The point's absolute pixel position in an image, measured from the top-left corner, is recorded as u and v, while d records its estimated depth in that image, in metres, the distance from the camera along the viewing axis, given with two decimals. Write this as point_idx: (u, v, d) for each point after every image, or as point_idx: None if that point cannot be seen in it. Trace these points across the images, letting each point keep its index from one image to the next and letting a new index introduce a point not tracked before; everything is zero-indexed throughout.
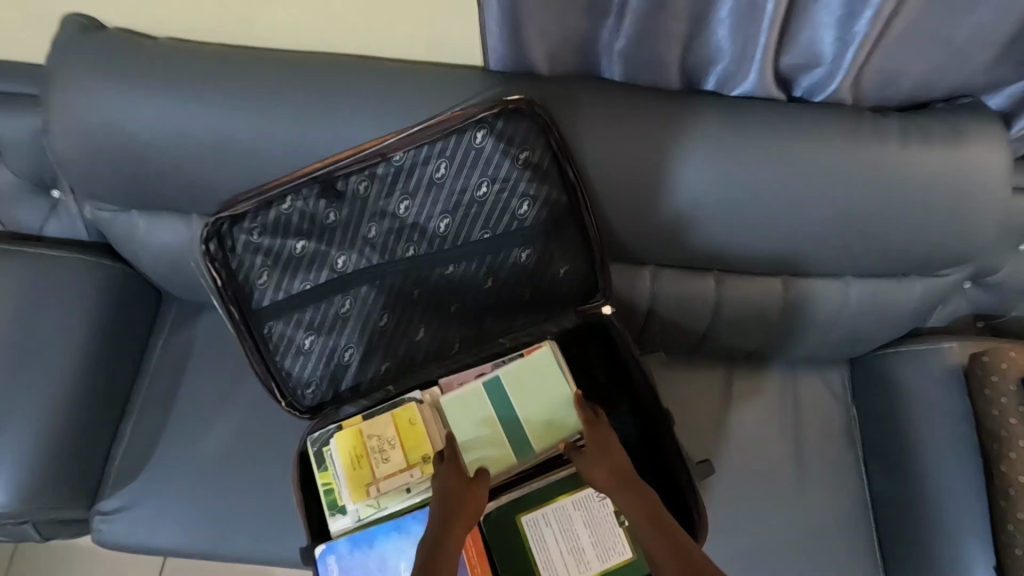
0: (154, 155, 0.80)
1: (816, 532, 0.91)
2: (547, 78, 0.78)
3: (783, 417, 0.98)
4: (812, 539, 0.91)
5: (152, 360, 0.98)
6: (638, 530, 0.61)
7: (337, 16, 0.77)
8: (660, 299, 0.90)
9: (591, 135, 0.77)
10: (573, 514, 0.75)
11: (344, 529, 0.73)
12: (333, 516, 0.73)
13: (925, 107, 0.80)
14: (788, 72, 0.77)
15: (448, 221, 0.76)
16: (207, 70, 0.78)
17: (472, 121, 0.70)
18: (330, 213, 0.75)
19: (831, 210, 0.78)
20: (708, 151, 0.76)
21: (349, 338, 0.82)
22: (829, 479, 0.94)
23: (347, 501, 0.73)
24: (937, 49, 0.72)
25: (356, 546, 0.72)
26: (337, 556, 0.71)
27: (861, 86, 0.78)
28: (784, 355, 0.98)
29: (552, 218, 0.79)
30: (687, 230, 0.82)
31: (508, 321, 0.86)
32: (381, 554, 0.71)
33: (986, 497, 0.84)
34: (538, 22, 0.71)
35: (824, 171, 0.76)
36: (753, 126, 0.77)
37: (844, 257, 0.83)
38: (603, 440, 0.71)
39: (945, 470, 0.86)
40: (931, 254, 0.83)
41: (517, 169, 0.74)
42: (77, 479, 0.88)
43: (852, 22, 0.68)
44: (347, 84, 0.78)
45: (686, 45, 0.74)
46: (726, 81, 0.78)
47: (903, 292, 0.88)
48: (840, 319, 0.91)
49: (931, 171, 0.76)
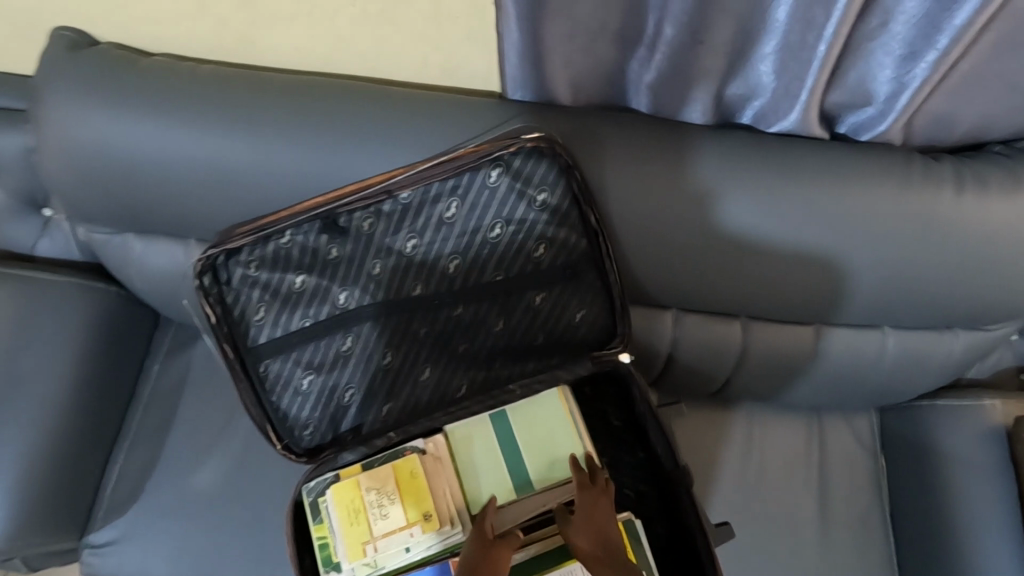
0: (147, 181, 0.75)
1: None
2: (569, 109, 0.72)
3: (807, 468, 0.93)
4: None
5: (148, 386, 0.95)
6: None
7: (345, 37, 0.71)
8: (682, 344, 0.84)
9: (615, 174, 0.71)
10: None
11: None
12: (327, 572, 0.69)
13: (981, 150, 0.74)
14: (832, 110, 0.71)
15: (459, 261, 0.71)
16: (204, 92, 0.73)
17: (487, 158, 0.65)
18: (332, 248, 0.69)
19: (873, 262, 0.72)
20: (742, 195, 0.70)
21: (350, 378, 0.77)
22: (854, 537, 0.89)
23: (343, 559, 0.68)
24: (1002, 93, 0.66)
25: None
26: None
27: (913, 126, 0.71)
28: (809, 401, 0.92)
29: (569, 261, 0.73)
30: (715, 276, 0.76)
31: (518, 365, 0.80)
32: None
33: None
34: (563, 52, 0.65)
35: (868, 220, 0.70)
36: (792, 169, 0.70)
37: (884, 309, 0.77)
38: (596, 506, 0.69)
39: (982, 540, 0.81)
40: (980, 309, 0.76)
41: (534, 210, 0.69)
42: (66, 512, 0.85)
43: (911, 64, 0.62)
44: (353, 110, 0.72)
45: (723, 79, 0.68)
46: (765, 117, 0.71)
47: (945, 345, 0.82)
48: (874, 371, 0.85)
49: (988, 222, 0.69)
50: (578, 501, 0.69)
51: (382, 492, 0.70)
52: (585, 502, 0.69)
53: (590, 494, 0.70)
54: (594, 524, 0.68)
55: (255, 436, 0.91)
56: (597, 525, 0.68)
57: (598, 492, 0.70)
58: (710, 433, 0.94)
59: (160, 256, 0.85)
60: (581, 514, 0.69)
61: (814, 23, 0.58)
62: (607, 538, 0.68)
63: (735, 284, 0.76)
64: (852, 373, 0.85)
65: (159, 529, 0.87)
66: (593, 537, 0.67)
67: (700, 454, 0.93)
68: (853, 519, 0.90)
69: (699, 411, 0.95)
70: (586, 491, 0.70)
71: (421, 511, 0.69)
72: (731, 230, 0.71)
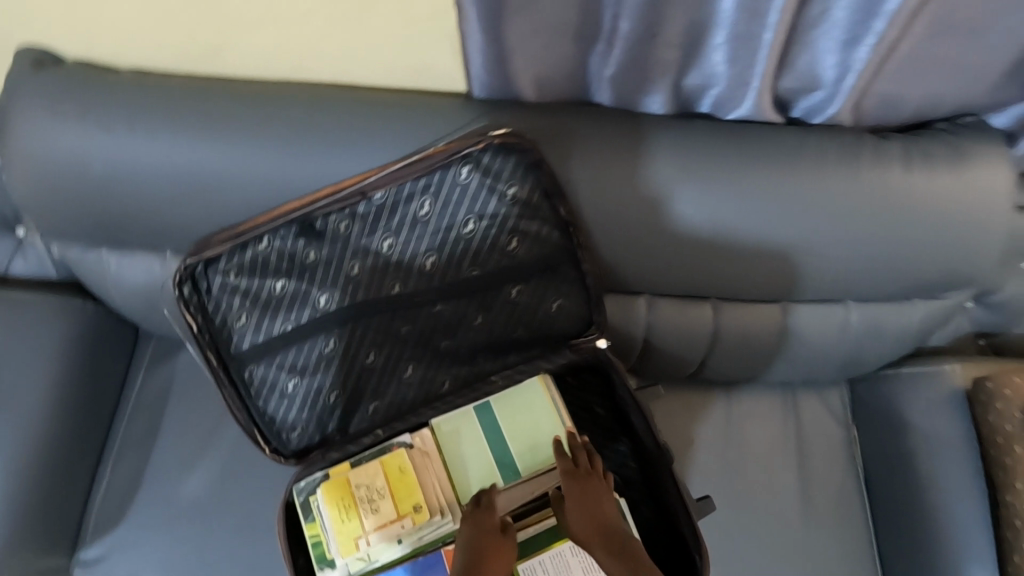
0: (120, 193, 0.76)
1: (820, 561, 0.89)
2: (534, 105, 0.74)
3: (784, 441, 0.96)
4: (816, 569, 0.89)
5: (131, 399, 0.95)
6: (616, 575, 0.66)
7: (311, 45, 0.73)
8: (659, 329, 0.87)
9: (582, 166, 0.73)
10: (570, 560, 0.75)
11: None
12: (322, 570, 0.70)
13: (926, 128, 0.77)
14: (785, 96, 0.74)
15: (435, 258, 0.73)
16: (173, 103, 0.73)
17: (456, 156, 0.66)
18: (309, 252, 0.71)
19: (831, 237, 0.75)
20: (704, 180, 0.73)
21: (334, 379, 0.78)
22: (832, 504, 0.92)
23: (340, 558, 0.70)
24: (940, 72, 0.69)
25: None
26: None
27: (861, 107, 0.75)
28: (783, 377, 0.95)
29: (543, 253, 0.75)
30: (685, 261, 0.79)
31: (499, 357, 0.82)
32: None
33: (994, 529, 0.82)
34: (524, 50, 0.68)
35: (824, 198, 0.73)
36: (750, 154, 0.74)
37: (846, 283, 0.81)
38: (587, 491, 0.71)
39: (949, 499, 0.85)
40: (934, 279, 0.80)
41: (505, 204, 0.71)
42: (54, 529, 0.84)
43: (853, 48, 0.65)
44: (323, 116, 0.74)
45: (679, 70, 0.71)
46: (722, 104, 0.74)
47: (905, 315, 0.86)
48: (840, 343, 0.88)
49: (935, 195, 0.73)
50: (567, 488, 0.71)
51: (373, 492, 0.71)
52: (575, 487, 0.71)
53: (578, 479, 0.72)
54: (587, 509, 0.70)
55: (243, 445, 0.92)
56: (590, 509, 0.70)
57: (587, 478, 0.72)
58: (690, 414, 0.97)
59: (137, 269, 0.85)
60: (572, 498, 0.71)
61: (760, 12, 0.61)
62: (600, 518, 0.70)
63: (705, 267, 0.79)
64: (821, 347, 0.89)
65: (150, 542, 0.87)
66: (586, 518, 0.70)
67: (681, 434, 0.96)
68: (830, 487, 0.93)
69: (678, 395, 0.98)
70: (572, 478, 0.71)
71: (412, 505, 0.71)
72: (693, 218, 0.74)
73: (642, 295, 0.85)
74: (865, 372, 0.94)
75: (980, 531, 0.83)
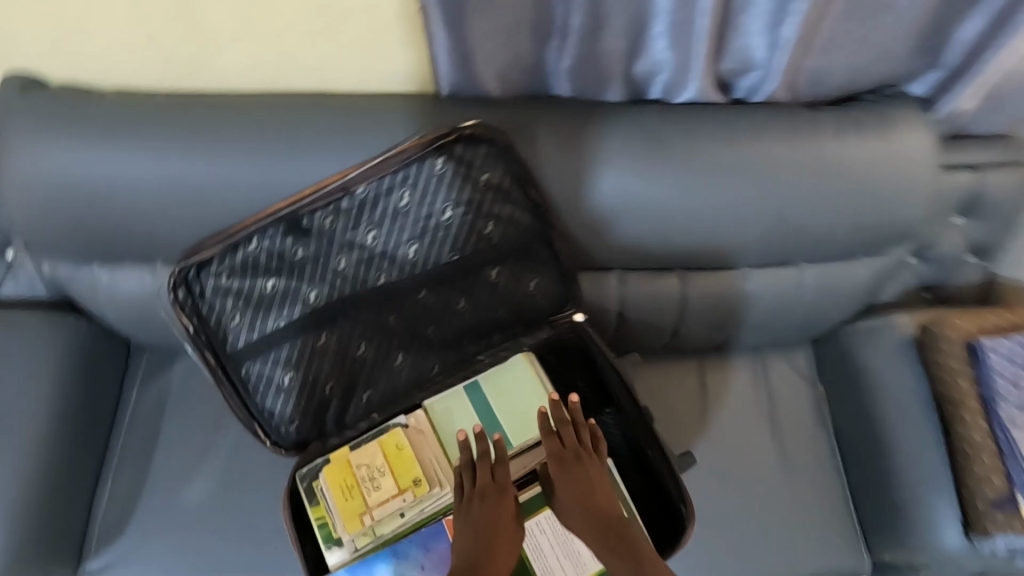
0: (110, 206, 0.79)
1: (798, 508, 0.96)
2: (498, 99, 0.80)
3: (756, 401, 1.03)
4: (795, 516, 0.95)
5: (128, 412, 0.97)
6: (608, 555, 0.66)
7: (288, 56, 0.78)
8: (630, 303, 0.93)
9: (547, 153, 0.80)
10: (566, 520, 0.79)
11: (341, 561, 0.73)
12: (329, 549, 0.73)
13: (854, 100, 0.86)
14: (725, 77, 0.82)
15: (417, 246, 0.78)
16: (158, 118, 0.78)
17: (430, 148, 0.72)
18: (297, 249, 0.75)
19: (778, 202, 0.82)
20: (658, 158, 0.80)
21: (327, 371, 0.82)
22: (805, 454, 0.99)
23: (345, 536, 0.73)
24: (858, 47, 0.77)
25: None
26: None
27: (795, 84, 0.83)
28: (751, 341, 1.02)
29: (517, 235, 0.81)
30: (649, 234, 0.85)
31: (484, 339, 0.88)
32: None
33: (950, 463, 0.88)
34: (485, 48, 0.74)
35: (767, 167, 0.81)
36: (698, 131, 0.81)
37: (797, 245, 0.88)
38: (584, 473, 0.71)
39: (910, 441, 0.91)
40: (874, 236, 0.88)
41: (479, 190, 0.76)
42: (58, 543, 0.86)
43: (779, 27, 0.72)
44: (302, 122, 0.79)
45: (627, 58, 0.77)
46: (671, 88, 0.81)
47: (853, 272, 0.93)
48: (798, 303, 0.95)
49: (866, 158, 0.81)
50: (559, 468, 0.71)
51: (373, 470, 0.75)
52: (572, 469, 0.71)
53: (568, 459, 0.72)
54: (586, 493, 0.70)
55: (242, 448, 0.95)
56: (582, 487, 0.70)
57: (586, 459, 0.72)
58: (668, 386, 1.03)
59: (127, 283, 0.88)
60: (565, 478, 0.71)
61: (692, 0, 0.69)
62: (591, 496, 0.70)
63: (667, 239, 0.85)
64: (780, 310, 0.96)
65: (155, 548, 0.89)
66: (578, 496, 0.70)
67: (660, 402, 1.02)
68: (801, 442, 1.00)
69: (655, 368, 1.04)
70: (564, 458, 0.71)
71: (411, 480, 0.75)
72: (650, 194, 0.81)
73: (611, 272, 0.92)
74: (824, 330, 1.02)
75: (939, 467, 0.89)
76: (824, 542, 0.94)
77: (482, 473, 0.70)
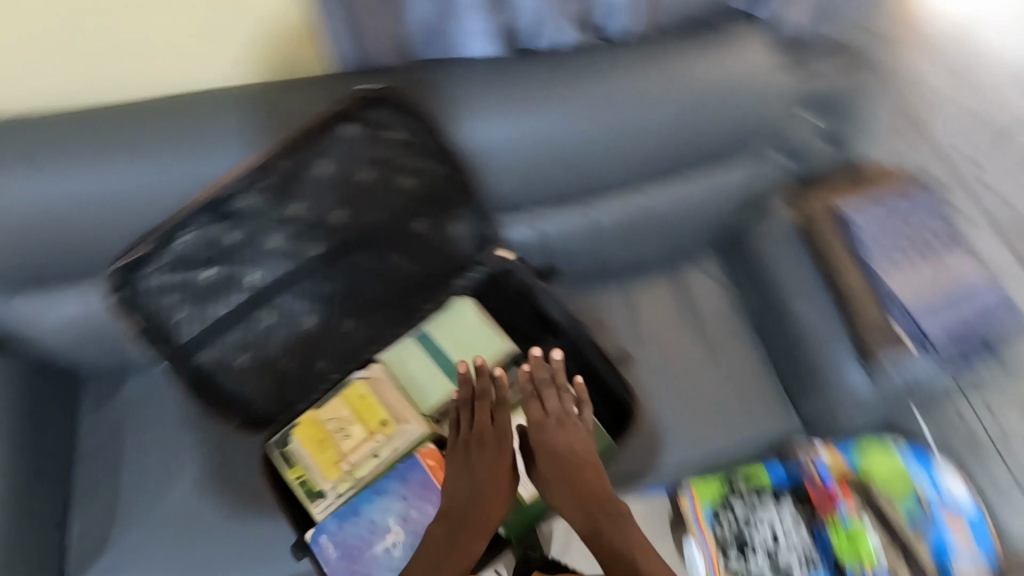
0: (32, 226, 0.80)
1: (729, 386, 1.08)
2: (392, 67, 0.88)
3: (679, 305, 1.15)
4: (729, 392, 1.08)
5: (86, 436, 0.97)
6: (573, 515, 0.83)
7: (185, 56, 0.82)
8: (552, 238, 1.03)
9: (444, 107, 0.87)
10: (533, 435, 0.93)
11: (328, 508, 0.82)
12: (314, 501, 0.82)
13: (704, 23, 0.98)
14: (590, 19, 0.93)
15: (344, 212, 0.84)
16: (64, 132, 0.80)
17: (342, 113, 0.77)
18: (230, 234, 0.77)
19: (655, 118, 0.93)
20: (546, 95, 0.89)
21: (280, 345, 0.88)
22: (727, 341, 1.12)
23: (325, 483, 0.82)
24: None
25: (344, 519, 0.81)
26: (329, 534, 0.80)
27: (651, 15, 0.94)
28: (665, 255, 1.14)
29: (434, 185, 0.88)
30: (550, 169, 0.94)
31: (421, 289, 0.95)
32: (369, 518, 0.82)
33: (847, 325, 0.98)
34: (370, 18, 0.81)
35: (639, 88, 0.92)
36: (573, 67, 0.91)
37: (681, 156, 1.00)
38: (564, 437, 0.85)
39: (809, 311, 1.01)
40: (744, 137, 1.00)
41: (391, 148, 0.83)
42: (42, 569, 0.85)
43: None
44: (209, 115, 0.83)
45: (501, 11, 0.86)
46: (545, 35, 0.91)
47: (735, 174, 1.06)
48: (696, 210, 1.07)
49: (720, 68, 0.94)
50: (547, 434, 0.85)
51: (342, 422, 0.84)
52: (553, 434, 0.85)
53: (554, 424, 0.85)
54: (563, 456, 0.84)
55: (210, 446, 0.96)
56: (561, 455, 0.84)
57: (567, 426, 0.85)
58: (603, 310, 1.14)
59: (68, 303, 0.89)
60: (548, 443, 0.84)
61: None
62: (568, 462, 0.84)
63: (568, 170, 0.95)
64: (685, 219, 1.08)
65: (142, 557, 0.90)
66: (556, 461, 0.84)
67: (594, 319, 1.12)
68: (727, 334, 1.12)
69: (590, 297, 1.14)
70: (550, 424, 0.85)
71: (376, 423, 0.84)
72: (546, 131, 0.90)
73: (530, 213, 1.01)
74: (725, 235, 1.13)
75: (838, 329, 0.99)
76: (756, 410, 1.07)
77: (483, 416, 0.83)
